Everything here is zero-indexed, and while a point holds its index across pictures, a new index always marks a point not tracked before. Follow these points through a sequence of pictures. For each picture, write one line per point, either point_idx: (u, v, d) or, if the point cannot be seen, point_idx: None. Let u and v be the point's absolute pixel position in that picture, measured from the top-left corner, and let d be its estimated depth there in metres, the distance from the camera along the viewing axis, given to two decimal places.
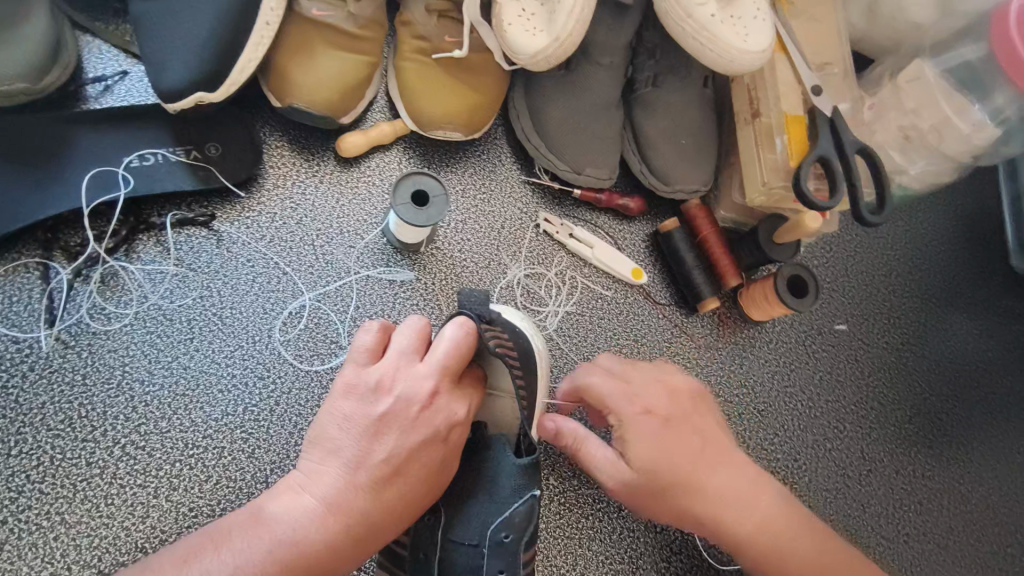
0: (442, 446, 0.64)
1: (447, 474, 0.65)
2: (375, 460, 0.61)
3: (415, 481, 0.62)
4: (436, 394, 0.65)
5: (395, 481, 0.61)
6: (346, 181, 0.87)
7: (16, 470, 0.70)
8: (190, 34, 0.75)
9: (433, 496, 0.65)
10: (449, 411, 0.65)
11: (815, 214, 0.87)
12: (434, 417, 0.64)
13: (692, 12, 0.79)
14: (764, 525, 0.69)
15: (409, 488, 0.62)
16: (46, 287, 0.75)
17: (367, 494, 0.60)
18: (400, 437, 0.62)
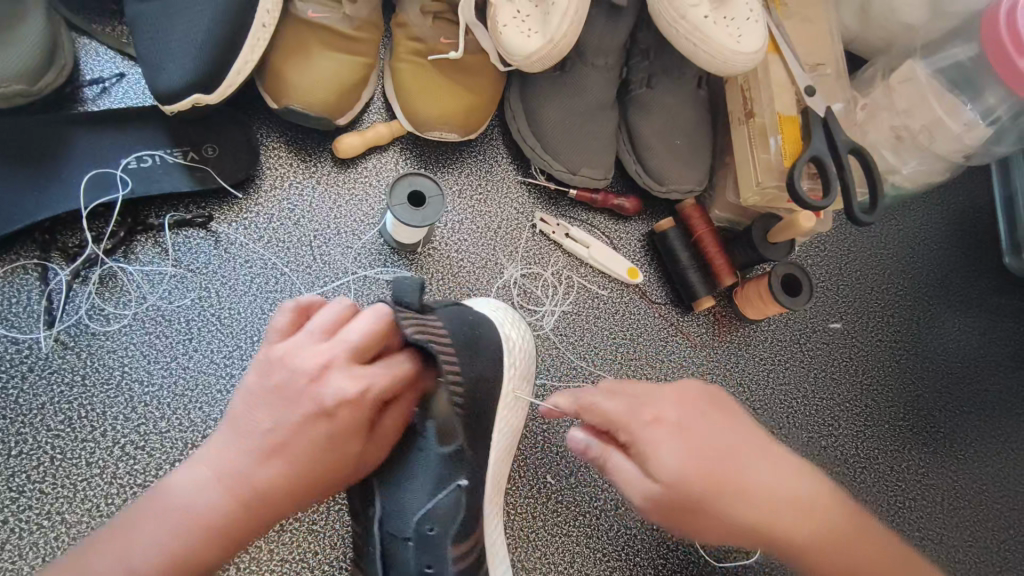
0: (342, 417, 0.57)
1: (352, 446, 0.59)
2: (266, 433, 0.56)
3: (310, 457, 0.56)
4: (333, 367, 0.58)
5: (288, 455, 0.56)
6: (343, 182, 0.87)
7: (16, 470, 0.70)
8: (187, 36, 0.75)
9: (339, 465, 0.59)
10: (347, 385, 0.57)
11: (809, 214, 0.87)
12: (325, 390, 0.57)
13: (686, 13, 0.80)
14: (821, 527, 0.60)
15: (305, 461, 0.56)
16: (44, 288, 0.76)
17: (262, 466, 0.55)
18: (289, 410, 0.56)
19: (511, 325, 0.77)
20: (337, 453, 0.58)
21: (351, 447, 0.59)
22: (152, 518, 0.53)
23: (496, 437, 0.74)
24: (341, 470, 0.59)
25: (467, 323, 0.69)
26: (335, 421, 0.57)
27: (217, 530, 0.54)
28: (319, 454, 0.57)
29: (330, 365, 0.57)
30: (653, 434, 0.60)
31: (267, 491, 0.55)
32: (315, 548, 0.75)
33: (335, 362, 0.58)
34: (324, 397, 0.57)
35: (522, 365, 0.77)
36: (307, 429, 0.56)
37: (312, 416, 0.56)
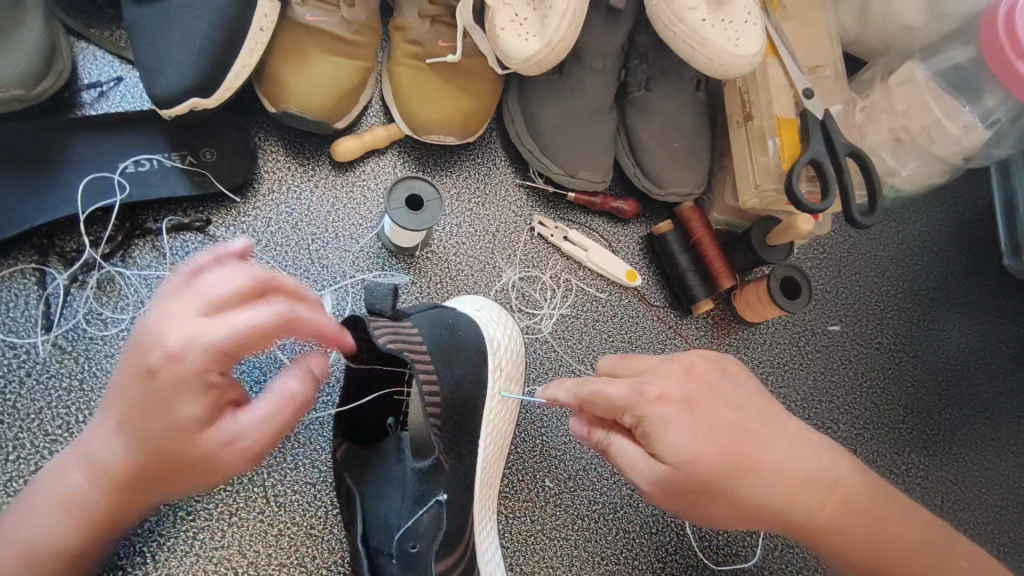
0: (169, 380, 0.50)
1: (189, 416, 0.51)
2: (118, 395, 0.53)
3: (140, 429, 0.52)
4: (169, 322, 0.51)
5: (125, 427, 0.53)
6: (341, 185, 0.87)
7: (14, 476, 0.70)
8: (184, 40, 0.75)
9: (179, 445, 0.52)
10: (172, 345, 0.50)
11: (808, 216, 0.87)
12: (154, 347, 0.50)
13: (684, 16, 0.80)
14: (828, 503, 0.62)
15: (143, 431, 0.52)
16: (42, 293, 0.76)
17: (107, 443, 0.55)
18: (127, 375, 0.52)
19: (496, 325, 0.78)
20: (168, 428, 0.51)
21: (178, 421, 0.51)
22: (37, 491, 0.59)
23: (482, 442, 0.74)
24: (176, 444, 0.52)
25: (446, 326, 0.72)
26: (162, 387, 0.50)
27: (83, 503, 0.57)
28: (148, 427, 0.52)
29: (166, 322, 0.51)
30: (660, 414, 0.59)
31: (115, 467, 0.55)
32: (313, 552, 0.75)
33: (173, 316, 0.51)
34: (149, 359, 0.50)
35: (506, 366, 0.78)
36: (145, 397, 0.52)
37: (141, 377, 0.51)
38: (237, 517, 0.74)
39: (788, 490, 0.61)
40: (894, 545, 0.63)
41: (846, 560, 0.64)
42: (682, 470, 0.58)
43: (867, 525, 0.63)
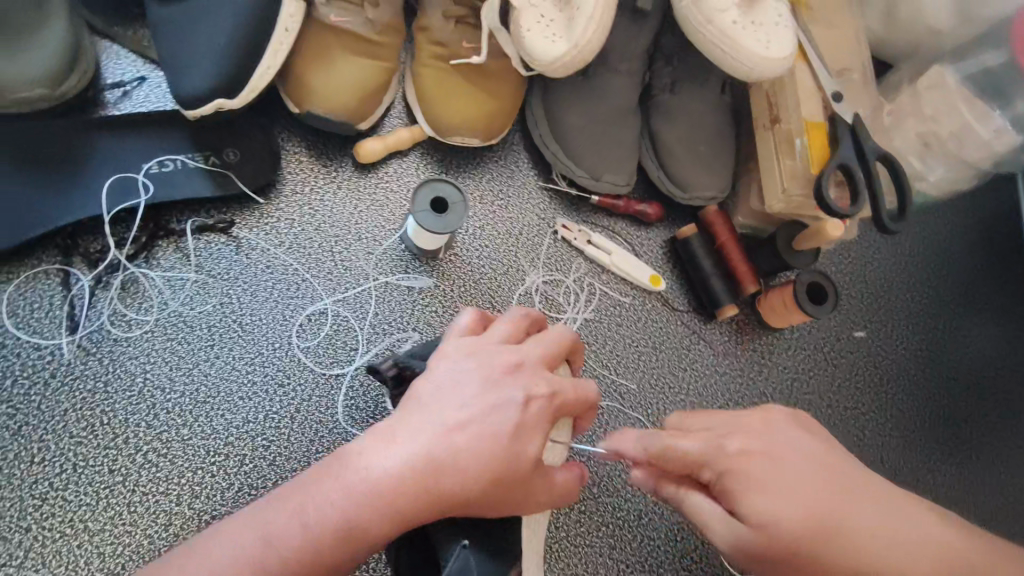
0: (508, 437, 0.55)
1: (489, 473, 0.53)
2: (461, 453, 0.53)
3: (488, 442, 0.54)
4: (523, 361, 0.59)
5: (475, 440, 0.54)
6: (365, 187, 0.87)
7: (39, 479, 0.69)
8: (209, 41, 0.74)
9: (450, 501, 0.53)
10: (537, 379, 0.58)
11: (837, 222, 0.85)
12: (519, 361, 0.59)
13: (713, 18, 0.79)
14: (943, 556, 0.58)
15: (411, 491, 0.52)
16: (67, 294, 0.75)
17: (419, 444, 0.53)
18: (479, 386, 0.57)
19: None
20: (512, 447, 0.55)
21: (528, 446, 0.55)
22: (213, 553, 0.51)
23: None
24: (475, 499, 0.53)
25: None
26: (518, 411, 0.55)
27: (303, 547, 0.51)
28: (497, 443, 0.54)
29: (523, 361, 0.59)
30: (744, 471, 0.58)
31: (384, 495, 0.52)
32: None
33: (527, 356, 0.59)
34: (519, 388, 0.56)
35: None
36: (470, 428, 0.54)
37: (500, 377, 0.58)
38: None
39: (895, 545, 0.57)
40: None
41: None
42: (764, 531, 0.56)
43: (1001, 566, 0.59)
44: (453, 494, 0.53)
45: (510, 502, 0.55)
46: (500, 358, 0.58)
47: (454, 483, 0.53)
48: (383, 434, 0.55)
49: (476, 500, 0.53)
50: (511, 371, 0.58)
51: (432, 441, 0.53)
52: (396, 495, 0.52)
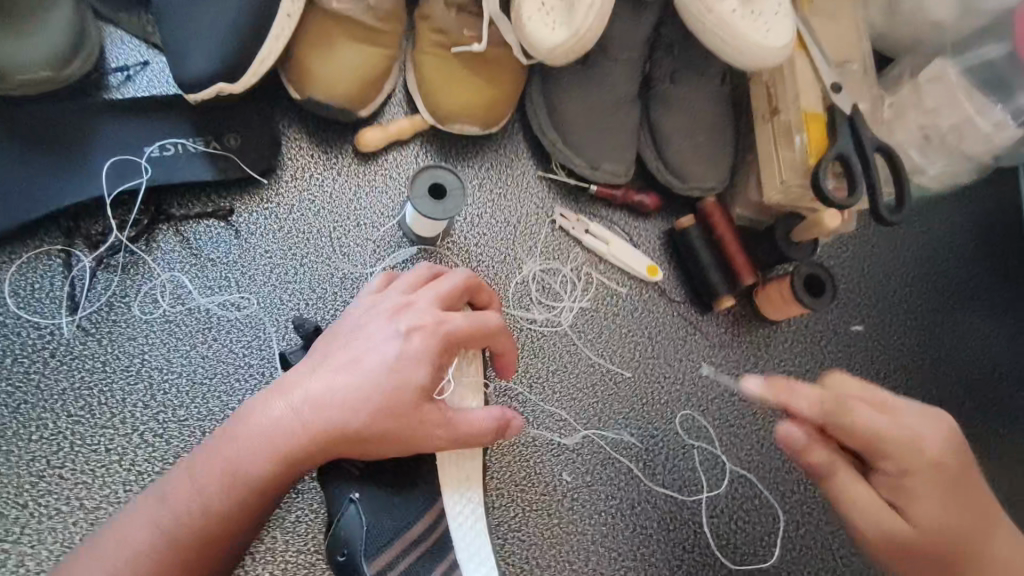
0: (386, 372, 0.61)
1: (391, 401, 0.60)
2: (370, 385, 0.60)
3: (373, 379, 0.61)
4: (417, 303, 0.65)
5: (361, 380, 0.61)
6: (365, 174, 0.87)
7: (37, 456, 0.70)
8: (212, 25, 0.75)
9: (359, 426, 0.60)
10: (424, 317, 0.64)
11: (833, 212, 0.87)
12: (405, 321, 0.63)
13: (714, 8, 0.79)
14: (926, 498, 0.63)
15: (324, 420, 0.60)
16: (68, 275, 0.76)
17: (330, 388, 0.61)
18: (373, 337, 0.63)
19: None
20: (397, 382, 0.61)
21: (413, 377, 0.61)
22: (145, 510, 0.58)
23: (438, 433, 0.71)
24: (381, 422, 0.60)
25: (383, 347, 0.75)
26: (404, 343, 0.62)
27: (220, 490, 0.58)
28: (387, 374, 0.61)
29: (414, 302, 0.65)
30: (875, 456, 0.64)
31: (280, 438, 0.59)
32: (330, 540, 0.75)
33: (420, 303, 0.65)
34: (405, 321, 0.64)
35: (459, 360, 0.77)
36: (368, 364, 0.61)
37: (387, 335, 0.63)
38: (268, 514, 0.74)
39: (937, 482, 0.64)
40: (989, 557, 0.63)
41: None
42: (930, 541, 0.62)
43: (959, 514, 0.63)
44: (341, 424, 0.60)
45: (399, 434, 0.61)
46: (395, 306, 0.65)
47: (349, 418, 0.60)
48: (284, 385, 0.62)
49: (371, 432, 0.60)
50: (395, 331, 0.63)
51: (330, 381, 0.61)
52: (292, 439, 0.59)
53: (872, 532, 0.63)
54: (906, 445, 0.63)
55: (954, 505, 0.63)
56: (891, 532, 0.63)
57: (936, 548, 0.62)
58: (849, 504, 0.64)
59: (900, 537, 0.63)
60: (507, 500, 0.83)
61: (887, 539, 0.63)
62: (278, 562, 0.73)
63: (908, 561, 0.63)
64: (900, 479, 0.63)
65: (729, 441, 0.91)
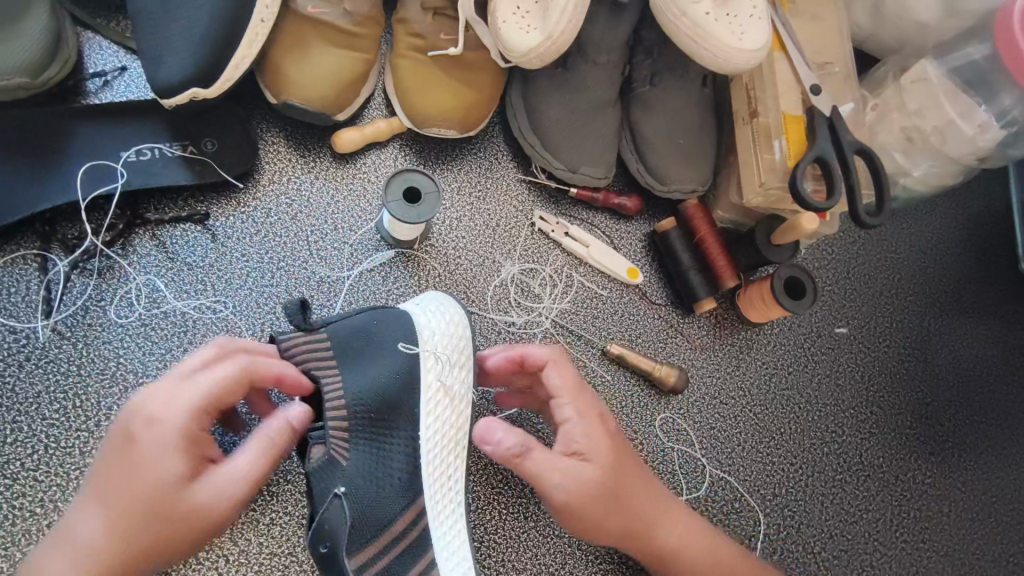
0: (142, 461, 0.57)
1: (157, 483, 0.57)
2: (129, 480, 0.57)
3: (121, 496, 0.57)
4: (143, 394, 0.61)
5: (112, 499, 0.57)
6: (342, 177, 0.87)
7: (10, 459, 0.71)
8: (185, 31, 0.75)
9: (142, 525, 0.56)
10: (148, 403, 0.59)
11: (812, 215, 0.85)
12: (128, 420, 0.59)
13: (687, 10, 0.79)
14: (625, 461, 0.70)
15: (106, 534, 0.56)
16: (44, 279, 0.77)
17: (86, 524, 0.57)
18: (104, 458, 0.59)
19: (439, 322, 0.73)
20: (157, 467, 0.57)
21: (172, 461, 0.57)
22: None
23: (423, 439, 0.69)
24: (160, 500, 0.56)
25: (364, 331, 0.70)
26: (148, 426, 0.58)
27: None
28: (148, 459, 0.57)
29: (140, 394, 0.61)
30: (583, 401, 0.70)
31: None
32: (304, 542, 0.75)
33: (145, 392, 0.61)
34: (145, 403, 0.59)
35: (446, 359, 0.71)
36: (123, 458, 0.58)
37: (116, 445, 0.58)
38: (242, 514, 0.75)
39: (625, 451, 0.71)
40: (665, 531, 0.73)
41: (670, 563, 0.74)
42: (608, 482, 0.67)
43: (644, 486, 0.72)
44: (119, 529, 0.56)
45: (174, 513, 0.57)
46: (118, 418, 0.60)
47: (116, 543, 0.56)
48: (58, 539, 0.58)
49: (152, 522, 0.56)
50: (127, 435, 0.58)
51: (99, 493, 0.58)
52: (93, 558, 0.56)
53: (572, 486, 0.65)
54: (593, 404, 0.72)
55: (624, 457, 0.71)
56: (587, 475, 0.66)
57: (607, 494, 0.67)
58: (542, 465, 0.65)
59: (589, 485, 0.65)
60: (484, 503, 0.82)
61: (577, 492, 0.65)
62: (252, 565, 0.73)
63: (589, 512, 0.66)
64: (601, 421, 0.70)
65: (709, 444, 0.92)
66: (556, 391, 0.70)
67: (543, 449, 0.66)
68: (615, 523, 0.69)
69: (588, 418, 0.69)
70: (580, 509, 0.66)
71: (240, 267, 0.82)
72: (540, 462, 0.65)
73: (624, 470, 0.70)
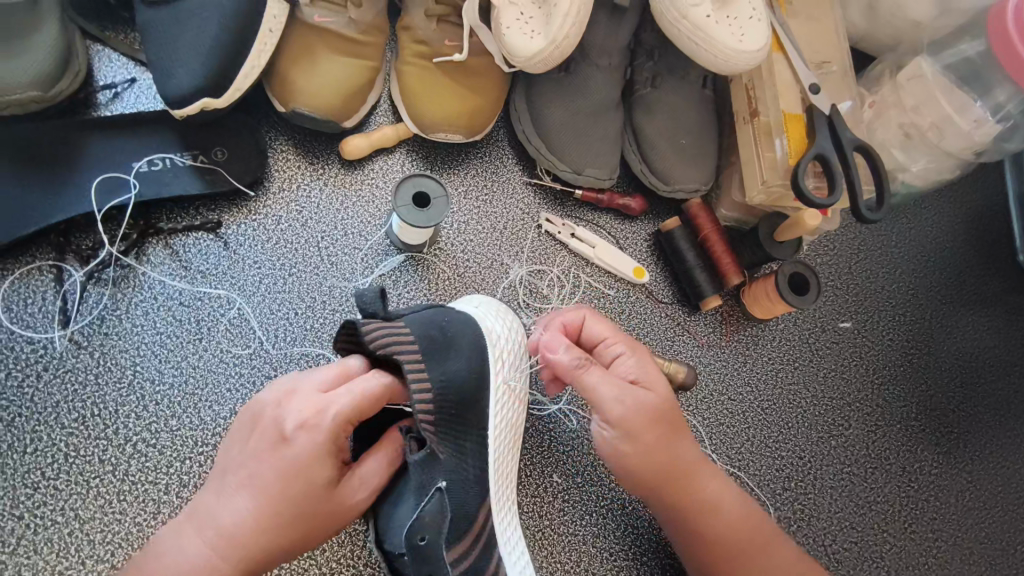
0: (309, 460, 0.61)
1: (318, 481, 0.61)
2: (291, 474, 0.60)
3: (276, 492, 0.60)
4: (297, 393, 0.65)
5: (267, 495, 0.60)
6: (351, 183, 0.88)
7: (31, 468, 0.71)
8: (195, 42, 0.76)
9: (303, 516, 0.61)
10: (307, 409, 0.62)
11: (814, 212, 0.86)
12: (286, 422, 0.62)
13: (688, 12, 0.80)
14: (671, 399, 0.73)
15: (262, 521, 0.59)
16: (59, 289, 0.77)
17: (234, 511, 0.59)
18: (257, 450, 0.62)
19: (496, 319, 0.73)
20: (317, 469, 0.61)
21: (330, 465, 0.62)
22: None
23: (491, 435, 0.69)
24: (318, 498, 0.62)
25: (438, 326, 0.69)
26: (308, 431, 0.61)
27: None
28: (309, 458, 0.61)
29: (294, 391, 0.65)
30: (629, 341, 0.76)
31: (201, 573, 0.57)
32: (322, 546, 0.76)
33: (300, 392, 0.64)
34: (303, 405, 0.63)
35: (511, 358, 0.72)
36: (285, 453, 0.61)
37: (272, 444, 0.61)
38: None
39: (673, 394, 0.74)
40: (699, 490, 0.74)
41: (701, 533, 0.74)
42: (654, 408, 0.71)
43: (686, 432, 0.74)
44: (277, 519, 0.60)
45: (327, 509, 0.62)
46: (271, 419, 0.63)
47: (262, 537, 0.59)
48: (197, 518, 0.60)
49: (306, 516, 0.61)
50: (283, 434, 0.62)
51: (257, 483, 0.60)
52: (247, 544, 0.59)
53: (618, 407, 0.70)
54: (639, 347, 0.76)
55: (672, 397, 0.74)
56: (642, 399, 0.71)
57: (657, 423, 0.71)
58: (600, 382, 0.70)
59: (641, 406, 0.71)
60: None
61: (630, 412, 0.70)
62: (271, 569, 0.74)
63: (640, 436, 0.71)
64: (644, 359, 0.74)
65: (719, 439, 0.93)
66: (601, 340, 0.76)
67: (598, 372, 0.71)
68: (661, 453, 0.72)
69: (636, 353, 0.74)
70: (632, 431, 0.70)
71: (252, 274, 0.82)
72: (598, 380, 0.70)
73: (669, 403, 0.73)
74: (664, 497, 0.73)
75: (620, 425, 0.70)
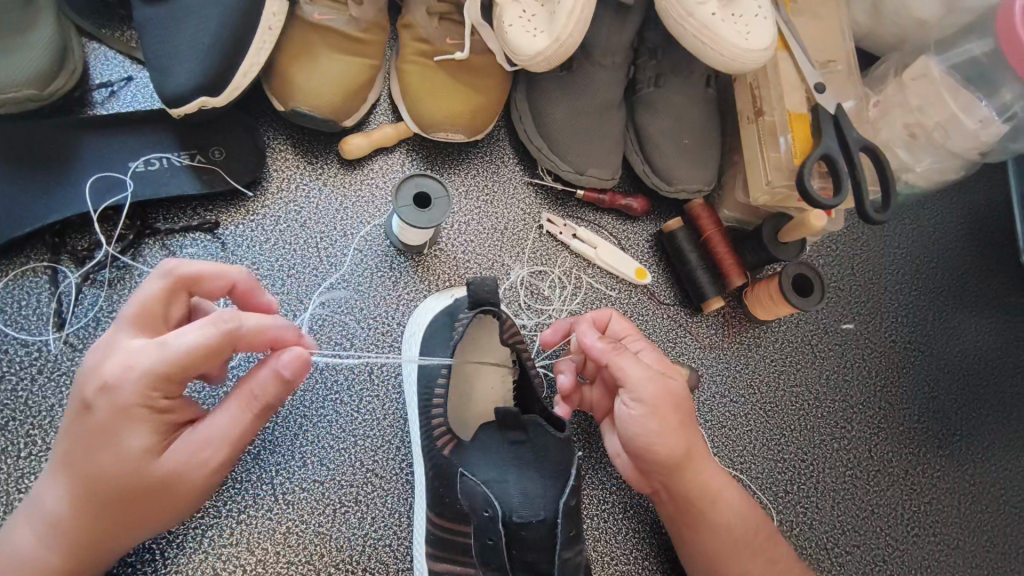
0: (115, 428, 0.55)
1: (137, 450, 0.56)
2: (106, 442, 0.55)
3: (86, 466, 0.56)
4: (103, 347, 0.57)
5: (83, 464, 0.56)
6: (350, 183, 0.88)
7: (25, 472, 0.70)
8: (193, 39, 0.75)
9: (129, 484, 0.56)
10: (106, 369, 0.55)
11: (820, 213, 0.85)
12: (88, 385, 0.55)
13: (694, 11, 0.79)
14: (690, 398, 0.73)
15: (89, 488, 0.57)
16: (54, 291, 0.76)
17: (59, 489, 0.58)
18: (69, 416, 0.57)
19: None
20: (135, 435, 0.56)
21: (148, 429, 0.56)
22: None
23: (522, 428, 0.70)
24: (140, 465, 0.56)
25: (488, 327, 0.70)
26: (117, 395, 0.55)
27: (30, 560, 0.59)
28: (121, 425, 0.55)
29: (100, 345, 0.57)
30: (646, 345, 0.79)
31: (50, 535, 0.58)
32: (321, 550, 0.75)
33: (107, 345, 0.57)
34: (108, 364, 0.55)
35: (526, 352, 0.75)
36: (93, 422, 0.55)
37: (77, 413, 0.56)
38: (246, 514, 0.74)
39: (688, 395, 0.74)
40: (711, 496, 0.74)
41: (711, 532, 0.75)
42: (677, 394, 0.70)
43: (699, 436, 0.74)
44: (99, 489, 0.57)
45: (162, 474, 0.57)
46: (78, 381, 0.56)
47: (89, 503, 0.57)
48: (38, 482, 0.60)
49: (135, 484, 0.57)
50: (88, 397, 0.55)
51: (75, 452, 0.56)
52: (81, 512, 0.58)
53: (643, 384, 0.68)
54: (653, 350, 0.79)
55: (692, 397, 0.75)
56: (671, 384, 0.70)
57: (684, 409, 0.70)
58: (630, 363, 0.69)
59: (668, 388, 0.69)
60: None
61: (654, 388, 0.68)
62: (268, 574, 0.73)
63: (664, 419, 0.68)
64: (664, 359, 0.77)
65: (721, 442, 0.92)
66: (624, 336, 0.80)
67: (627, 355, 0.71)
68: (684, 440, 0.70)
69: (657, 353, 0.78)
70: (655, 410, 0.68)
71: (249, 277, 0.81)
72: (628, 360, 0.69)
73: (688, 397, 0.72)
74: (680, 485, 0.73)
75: (651, 407, 0.68)
